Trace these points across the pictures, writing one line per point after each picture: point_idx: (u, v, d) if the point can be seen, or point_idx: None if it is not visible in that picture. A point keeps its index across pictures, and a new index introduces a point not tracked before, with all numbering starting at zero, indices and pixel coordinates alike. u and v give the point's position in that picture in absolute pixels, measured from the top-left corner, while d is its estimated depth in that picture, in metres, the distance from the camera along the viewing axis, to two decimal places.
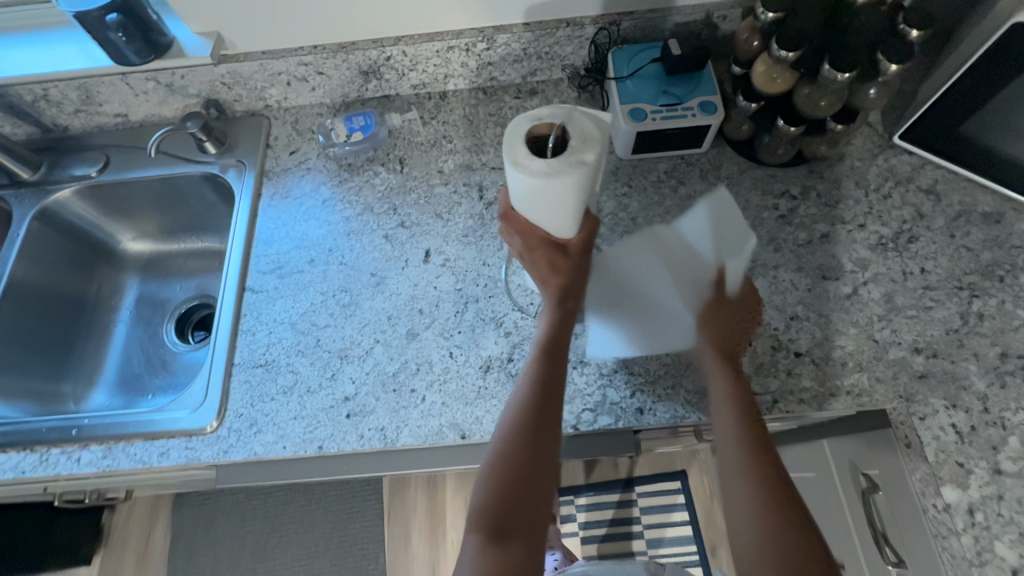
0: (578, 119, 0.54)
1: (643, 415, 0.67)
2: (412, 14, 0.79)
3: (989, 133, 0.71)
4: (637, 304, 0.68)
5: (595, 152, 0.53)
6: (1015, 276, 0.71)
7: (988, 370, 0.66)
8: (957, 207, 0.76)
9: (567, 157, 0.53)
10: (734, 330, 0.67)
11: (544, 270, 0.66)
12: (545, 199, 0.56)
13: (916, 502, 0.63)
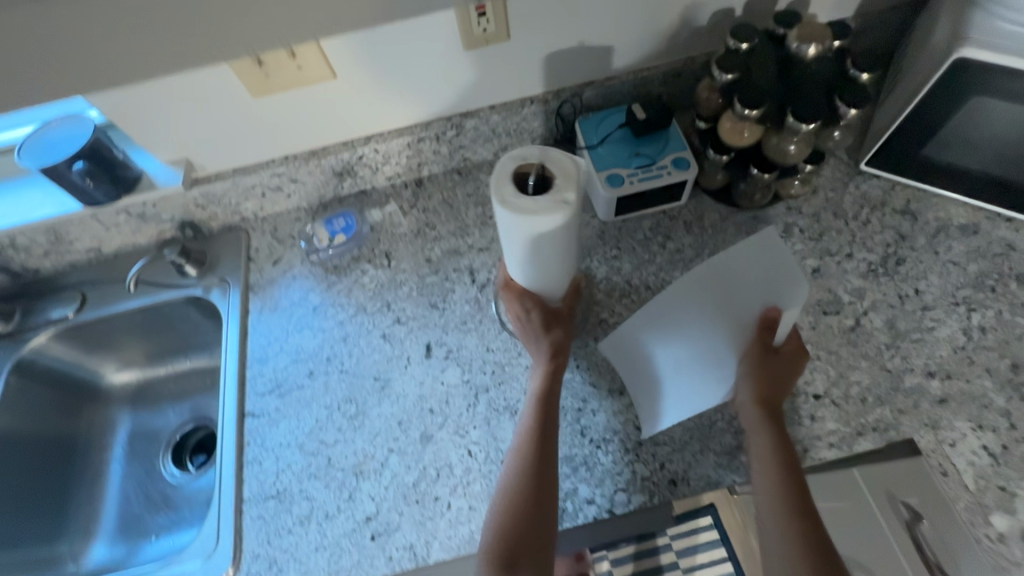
0: (555, 159, 0.55)
1: (677, 486, 0.65)
2: (378, 113, 0.80)
3: (950, 155, 0.74)
4: (682, 362, 0.68)
5: (575, 189, 0.54)
6: (1005, 284, 0.74)
7: (1003, 384, 0.68)
8: (935, 223, 0.79)
9: (548, 197, 0.53)
10: (780, 377, 0.63)
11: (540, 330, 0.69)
12: (529, 240, 0.57)
13: (968, 533, 0.62)
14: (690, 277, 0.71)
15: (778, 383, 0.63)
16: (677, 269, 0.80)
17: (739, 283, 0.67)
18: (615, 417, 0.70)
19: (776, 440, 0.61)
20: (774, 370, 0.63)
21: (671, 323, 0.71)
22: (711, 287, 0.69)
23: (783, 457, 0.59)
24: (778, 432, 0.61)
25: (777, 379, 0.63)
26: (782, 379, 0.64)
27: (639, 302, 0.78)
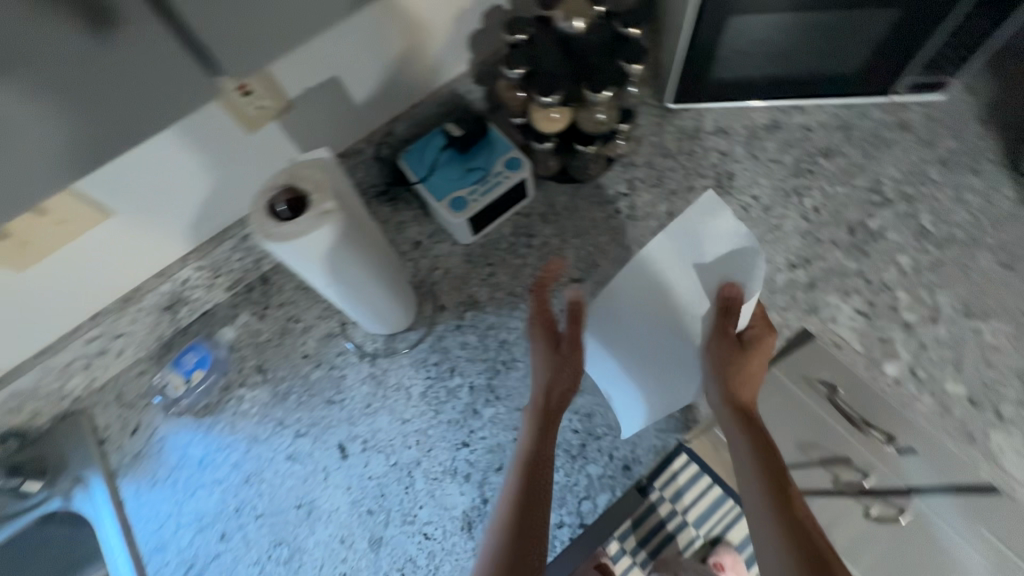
0: (305, 176, 0.53)
1: (632, 469, 0.68)
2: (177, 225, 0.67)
3: (736, 70, 0.79)
4: (656, 360, 0.67)
5: (333, 197, 0.53)
6: (817, 163, 0.81)
7: (850, 250, 0.74)
8: (745, 131, 0.85)
9: (309, 214, 0.52)
10: (750, 374, 0.61)
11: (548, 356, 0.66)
12: (319, 259, 0.55)
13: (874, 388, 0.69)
14: (636, 269, 0.65)
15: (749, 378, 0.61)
16: None
17: (689, 265, 0.63)
18: None
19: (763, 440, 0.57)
20: (742, 365, 0.61)
21: (629, 321, 0.67)
22: (661, 274, 0.64)
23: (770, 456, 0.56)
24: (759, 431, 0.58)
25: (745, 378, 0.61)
26: (751, 375, 0.61)
27: (530, 308, 0.77)
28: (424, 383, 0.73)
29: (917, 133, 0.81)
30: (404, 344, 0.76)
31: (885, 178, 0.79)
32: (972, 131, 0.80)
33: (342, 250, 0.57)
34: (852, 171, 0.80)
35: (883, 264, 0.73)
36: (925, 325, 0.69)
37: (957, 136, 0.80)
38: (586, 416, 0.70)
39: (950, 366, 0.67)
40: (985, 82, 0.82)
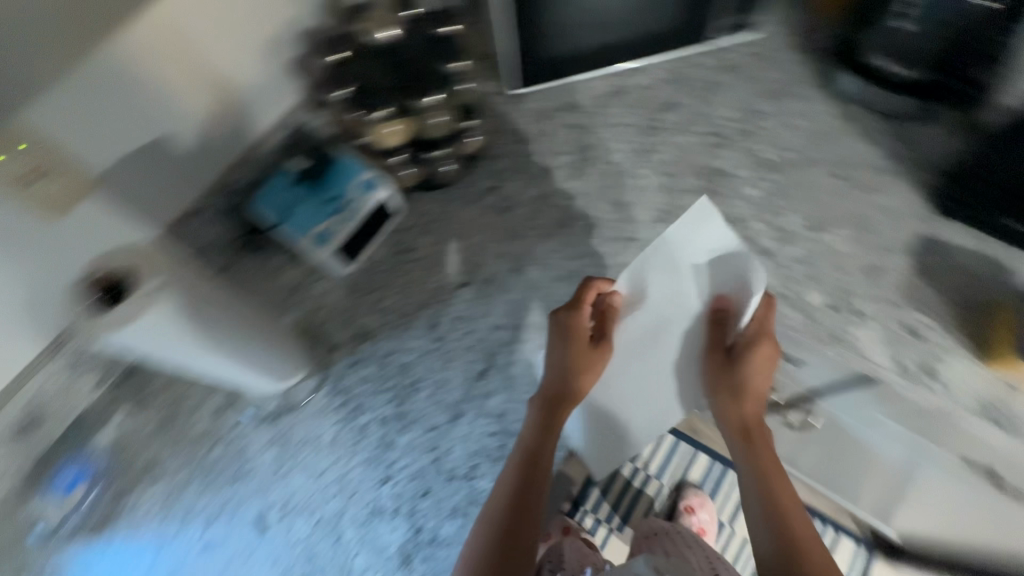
0: (120, 260, 0.48)
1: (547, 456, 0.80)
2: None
3: (565, 43, 0.80)
4: (650, 393, 0.72)
5: (157, 277, 0.48)
6: (663, 117, 0.84)
7: (705, 194, 0.78)
8: (592, 101, 0.87)
9: (130, 298, 0.46)
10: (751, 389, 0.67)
11: (576, 351, 0.67)
12: (156, 339, 0.49)
13: None
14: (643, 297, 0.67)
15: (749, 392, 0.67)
16: (434, 272, 0.78)
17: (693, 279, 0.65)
18: (468, 442, 0.68)
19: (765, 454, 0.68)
20: (736, 380, 0.66)
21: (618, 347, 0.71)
22: (669, 297, 0.67)
23: (771, 466, 0.68)
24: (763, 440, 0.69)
25: (740, 398, 0.67)
26: (755, 391, 0.67)
27: (424, 324, 0.75)
28: (332, 430, 0.71)
29: (743, 70, 0.86)
30: (303, 396, 0.72)
31: (724, 119, 0.83)
32: (790, 56, 0.85)
33: (196, 325, 0.53)
34: (694, 118, 0.83)
35: (736, 201, 0.77)
36: (783, 246, 0.73)
37: (778, 65, 0.85)
38: (499, 417, 0.69)
39: (812, 278, 0.71)
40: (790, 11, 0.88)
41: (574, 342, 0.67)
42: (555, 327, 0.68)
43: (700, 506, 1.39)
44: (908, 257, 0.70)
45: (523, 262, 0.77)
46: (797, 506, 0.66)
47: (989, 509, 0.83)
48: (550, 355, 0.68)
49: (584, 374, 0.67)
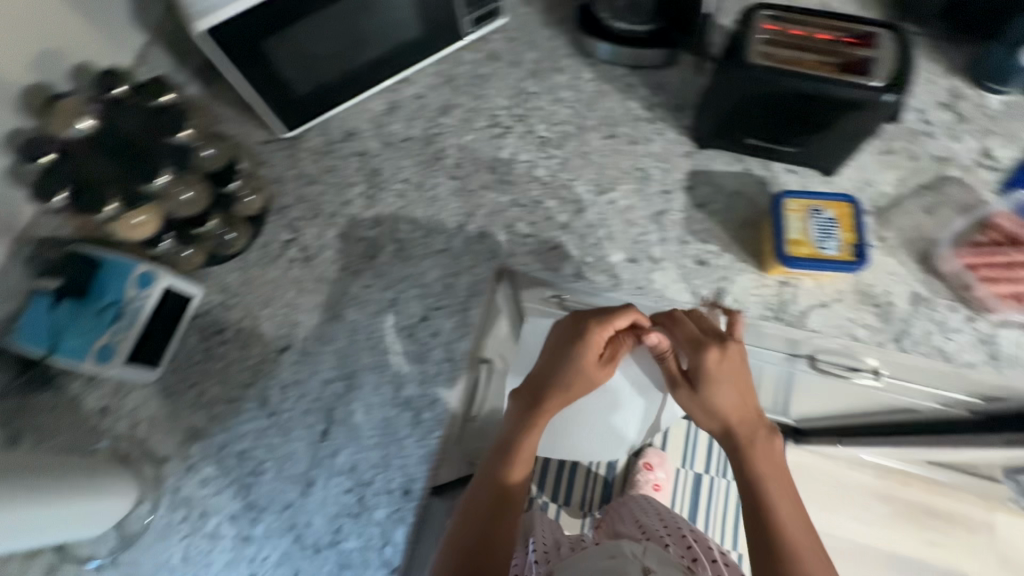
0: None
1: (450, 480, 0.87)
2: None
3: (314, 75, 0.78)
4: None
5: None
6: (442, 121, 0.84)
7: (498, 185, 0.79)
8: (370, 123, 0.86)
9: None
10: (720, 406, 0.67)
11: (582, 359, 0.68)
12: None
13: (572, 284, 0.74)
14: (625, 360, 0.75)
15: (720, 410, 0.67)
16: (250, 345, 0.73)
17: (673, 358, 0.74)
18: (325, 507, 0.66)
19: (763, 463, 0.66)
20: (705, 403, 0.67)
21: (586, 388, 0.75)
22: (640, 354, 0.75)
23: (772, 477, 0.65)
24: (760, 444, 0.67)
25: (721, 412, 0.67)
26: (743, 405, 0.67)
27: (253, 401, 0.71)
28: (181, 546, 0.66)
29: (505, 58, 0.88)
30: (141, 522, 0.66)
31: (498, 109, 0.84)
32: (543, 35, 0.88)
33: None
34: (470, 115, 0.84)
35: (527, 184, 0.78)
36: (576, 216, 0.76)
37: (535, 46, 0.88)
38: (350, 472, 0.66)
39: (606, 237, 0.74)
40: None
41: (583, 347, 0.68)
42: (559, 336, 0.70)
43: (658, 464, 1.49)
44: (684, 194, 0.75)
45: (338, 306, 0.74)
46: (793, 513, 0.64)
47: (849, 391, 0.89)
48: (544, 362, 0.70)
49: (580, 382, 0.70)
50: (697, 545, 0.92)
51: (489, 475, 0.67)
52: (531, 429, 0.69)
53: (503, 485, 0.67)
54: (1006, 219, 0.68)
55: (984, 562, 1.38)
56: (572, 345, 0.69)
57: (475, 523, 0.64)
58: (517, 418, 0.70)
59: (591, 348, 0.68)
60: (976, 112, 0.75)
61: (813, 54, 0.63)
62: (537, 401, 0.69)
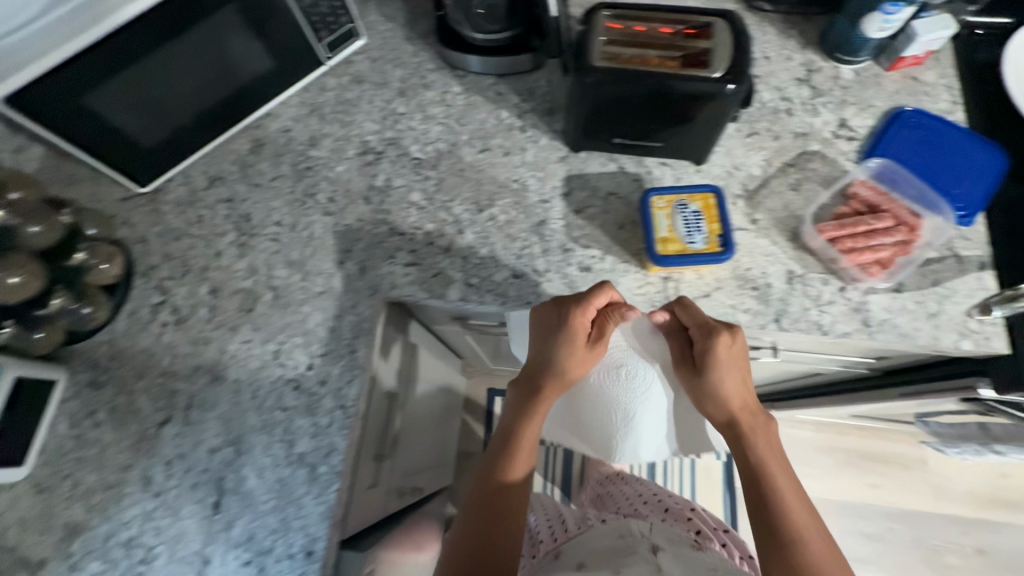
0: None
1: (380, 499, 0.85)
2: None
3: (160, 125, 0.73)
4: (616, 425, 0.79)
5: None
6: (311, 155, 0.80)
7: (375, 215, 0.76)
8: (236, 165, 0.81)
9: None
10: (723, 391, 0.67)
11: (571, 343, 0.68)
12: None
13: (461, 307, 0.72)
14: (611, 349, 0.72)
15: (725, 395, 0.67)
16: (128, 423, 0.69)
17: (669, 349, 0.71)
18: None
19: (762, 445, 0.67)
20: (710, 387, 0.67)
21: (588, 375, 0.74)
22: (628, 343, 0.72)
23: (773, 458, 0.65)
24: (759, 427, 0.67)
25: (723, 396, 0.67)
26: (743, 387, 0.68)
27: (135, 483, 0.66)
28: None
29: (370, 79, 0.84)
30: None
31: (369, 135, 0.81)
32: (407, 51, 0.85)
33: None
34: (340, 145, 0.81)
35: (405, 211, 0.76)
36: (458, 237, 0.74)
37: (399, 63, 0.85)
38: (248, 542, 0.63)
39: (489, 256, 0.73)
40: (393, 7, 0.88)
41: (569, 333, 0.67)
42: (539, 324, 0.67)
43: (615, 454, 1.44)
44: (561, 201, 0.75)
45: (219, 366, 0.70)
46: (794, 494, 0.63)
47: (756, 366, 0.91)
48: (539, 351, 0.70)
49: (577, 367, 0.70)
50: (697, 516, 0.95)
51: (492, 466, 0.69)
52: (533, 416, 0.70)
53: (512, 478, 0.68)
54: (861, 186, 0.71)
55: (921, 495, 1.45)
56: (560, 332, 0.67)
57: (479, 522, 0.65)
58: (519, 406, 0.71)
59: (583, 334, 0.68)
60: (830, 84, 0.77)
61: (656, 50, 0.63)
62: (539, 391, 0.71)
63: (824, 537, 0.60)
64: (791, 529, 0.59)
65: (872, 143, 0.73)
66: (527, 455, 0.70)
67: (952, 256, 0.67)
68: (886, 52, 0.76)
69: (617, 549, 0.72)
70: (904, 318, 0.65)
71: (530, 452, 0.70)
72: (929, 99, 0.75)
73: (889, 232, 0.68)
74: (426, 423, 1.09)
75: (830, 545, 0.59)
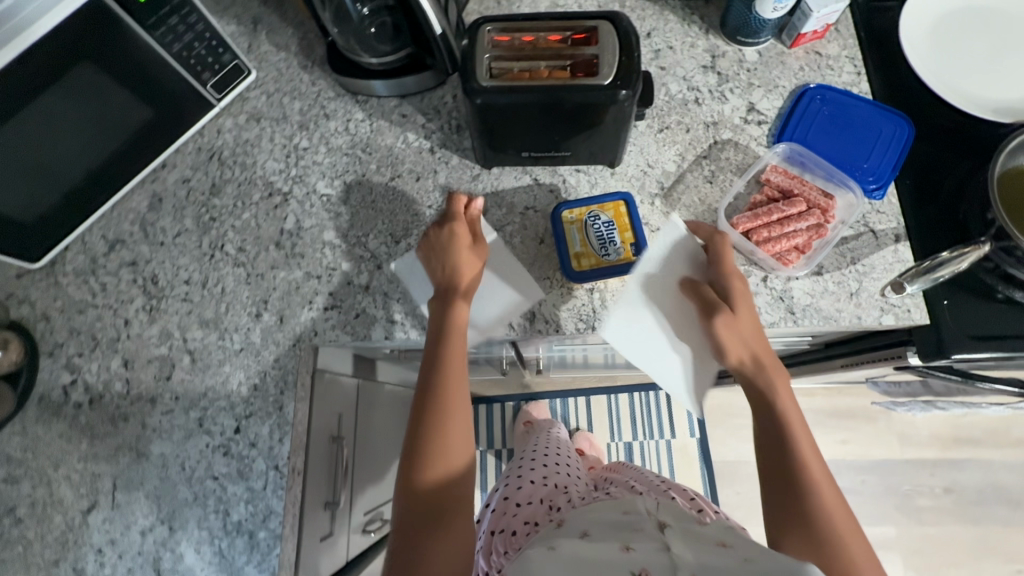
0: None
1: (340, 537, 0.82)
2: None
3: (40, 198, 0.68)
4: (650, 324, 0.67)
5: None
6: (214, 204, 0.76)
7: (287, 261, 0.73)
8: (136, 225, 0.76)
9: None
10: (750, 329, 0.63)
11: (454, 250, 0.66)
12: None
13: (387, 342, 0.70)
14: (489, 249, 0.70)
15: (750, 339, 0.63)
16: (52, 514, 0.66)
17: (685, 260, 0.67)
18: None
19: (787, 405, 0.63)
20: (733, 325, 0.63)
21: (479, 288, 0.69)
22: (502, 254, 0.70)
23: (796, 419, 0.63)
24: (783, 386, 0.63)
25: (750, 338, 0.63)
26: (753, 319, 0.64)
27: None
28: None
29: (269, 116, 0.80)
30: None
31: (273, 175, 0.77)
32: (304, 82, 0.81)
33: None
34: (244, 189, 0.77)
35: (318, 251, 0.73)
36: (375, 273, 0.71)
37: (298, 94, 0.81)
38: None
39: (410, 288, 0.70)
40: (284, 35, 0.84)
41: (448, 243, 0.66)
42: (427, 243, 0.67)
43: (591, 445, 1.40)
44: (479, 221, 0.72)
45: (141, 442, 0.67)
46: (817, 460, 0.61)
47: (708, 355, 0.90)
48: (435, 266, 0.67)
49: (475, 273, 0.66)
50: (701, 497, 0.88)
51: (418, 440, 0.63)
52: (450, 330, 0.64)
53: (439, 441, 0.62)
54: (773, 173, 0.70)
55: (889, 445, 1.48)
56: (450, 233, 0.67)
57: (426, 507, 0.60)
58: (442, 313, 0.65)
59: (468, 237, 0.67)
60: (735, 68, 0.76)
61: (544, 61, 0.61)
62: (444, 312, 0.65)
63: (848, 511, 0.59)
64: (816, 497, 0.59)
65: (781, 125, 0.73)
66: (459, 399, 0.64)
67: (868, 231, 0.67)
68: (787, 29, 0.75)
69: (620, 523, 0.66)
70: (826, 301, 0.65)
71: (454, 405, 0.64)
72: (833, 72, 0.75)
73: (803, 216, 0.67)
74: (393, 453, 1.07)
75: (855, 522, 0.58)
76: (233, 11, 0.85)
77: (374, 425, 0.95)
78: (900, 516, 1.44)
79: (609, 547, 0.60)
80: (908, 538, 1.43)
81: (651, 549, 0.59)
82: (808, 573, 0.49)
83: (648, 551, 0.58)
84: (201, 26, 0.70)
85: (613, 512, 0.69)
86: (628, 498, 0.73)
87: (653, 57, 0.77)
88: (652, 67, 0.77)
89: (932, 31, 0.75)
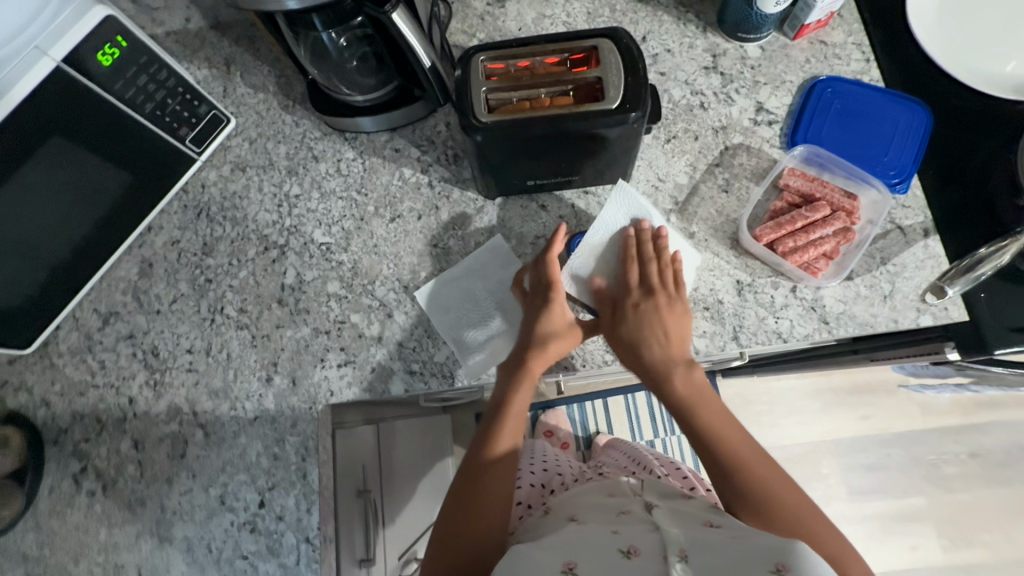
0: None
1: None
2: None
3: (24, 284, 0.64)
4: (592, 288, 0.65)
5: None
6: (207, 264, 0.73)
7: (292, 318, 0.69)
8: (128, 294, 0.72)
9: None
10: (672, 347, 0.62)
11: (540, 305, 0.63)
12: None
13: (405, 393, 0.66)
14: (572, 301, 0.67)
15: (660, 356, 0.62)
16: None
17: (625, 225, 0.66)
18: None
19: (722, 424, 0.61)
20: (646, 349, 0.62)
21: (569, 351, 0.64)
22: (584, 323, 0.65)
23: (730, 435, 0.61)
24: (712, 407, 0.62)
25: (673, 353, 0.62)
26: (669, 329, 0.62)
27: None
28: None
29: (254, 163, 0.76)
30: None
31: (266, 228, 0.73)
32: (287, 124, 0.77)
33: None
34: (237, 246, 0.73)
35: (324, 306, 0.69)
36: (386, 323, 0.68)
37: (282, 138, 0.77)
38: None
39: (426, 335, 0.67)
40: (260, 74, 0.79)
41: (541, 298, 0.63)
42: (521, 293, 0.65)
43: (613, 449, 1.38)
44: (490, 253, 0.69)
45: (162, 526, 0.64)
46: (769, 472, 0.59)
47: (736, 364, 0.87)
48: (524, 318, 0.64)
49: (552, 341, 0.62)
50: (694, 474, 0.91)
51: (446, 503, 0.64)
52: (516, 390, 0.63)
53: (469, 498, 0.62)
54: (791, 177, 0.67)
55: (912, 416, 1.47)
56: (541, 299, 0.63)
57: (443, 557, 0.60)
58: (509, 384, 0.64)
59: (558, 297, 0.63)
60: (738, 67, 0.72)
61: (543, 89, 0.58)
62: (518, 368, 0.63)
63: (812, 502, 0.59)
64: (765, 503, 0.58)
65: (793, 125, 0.69)
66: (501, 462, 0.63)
67: (895, 228, 0.64)
68: (788, 21, 0.71)
69: (608, 507, 0.70)
70: (860, 307, 0.63)
71: (503, 463, 0.64)
72: (841, 62, 0.71)
73: (828, 221, 0.65)
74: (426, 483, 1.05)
75: (829, 524, 0.58)
76: (202, 54, 0.80)
77: (396, 467, 0.92)
78: (930, 487, 1.43)
79: (599, 530, 0.62)
80: (940, 508, 1.42)
81: (640, 530, 0.61)
82: (795, 547, 0.50)
83: (638, 533, 0.61)
84: (173, 81, 0.67)
85: (599, 496, 0.73)
86: (614, 482, 0.77)
87: (651, 62, 0.73)
88: (651, 73, 0.73)
89: (939, 11, 0.72)
